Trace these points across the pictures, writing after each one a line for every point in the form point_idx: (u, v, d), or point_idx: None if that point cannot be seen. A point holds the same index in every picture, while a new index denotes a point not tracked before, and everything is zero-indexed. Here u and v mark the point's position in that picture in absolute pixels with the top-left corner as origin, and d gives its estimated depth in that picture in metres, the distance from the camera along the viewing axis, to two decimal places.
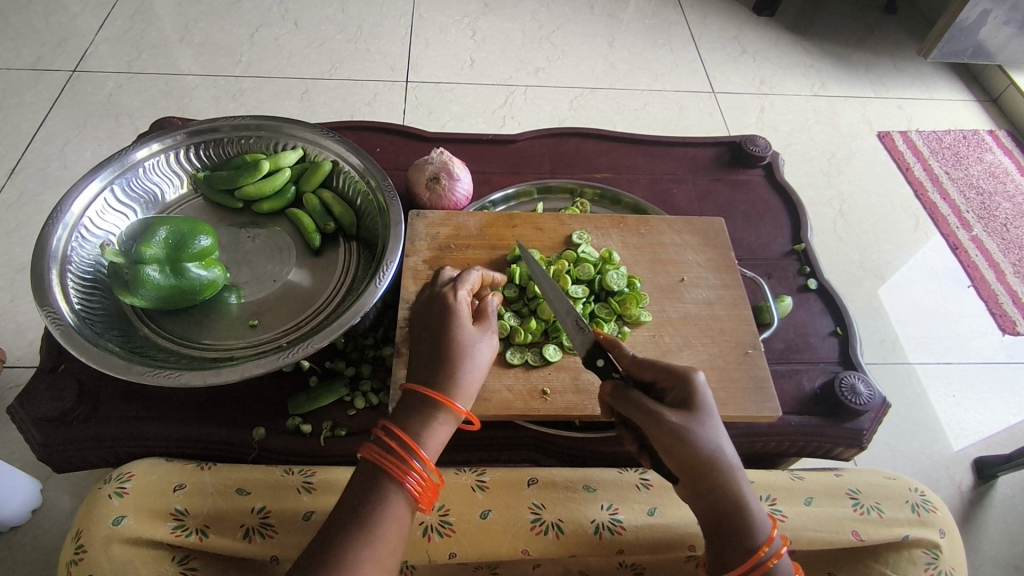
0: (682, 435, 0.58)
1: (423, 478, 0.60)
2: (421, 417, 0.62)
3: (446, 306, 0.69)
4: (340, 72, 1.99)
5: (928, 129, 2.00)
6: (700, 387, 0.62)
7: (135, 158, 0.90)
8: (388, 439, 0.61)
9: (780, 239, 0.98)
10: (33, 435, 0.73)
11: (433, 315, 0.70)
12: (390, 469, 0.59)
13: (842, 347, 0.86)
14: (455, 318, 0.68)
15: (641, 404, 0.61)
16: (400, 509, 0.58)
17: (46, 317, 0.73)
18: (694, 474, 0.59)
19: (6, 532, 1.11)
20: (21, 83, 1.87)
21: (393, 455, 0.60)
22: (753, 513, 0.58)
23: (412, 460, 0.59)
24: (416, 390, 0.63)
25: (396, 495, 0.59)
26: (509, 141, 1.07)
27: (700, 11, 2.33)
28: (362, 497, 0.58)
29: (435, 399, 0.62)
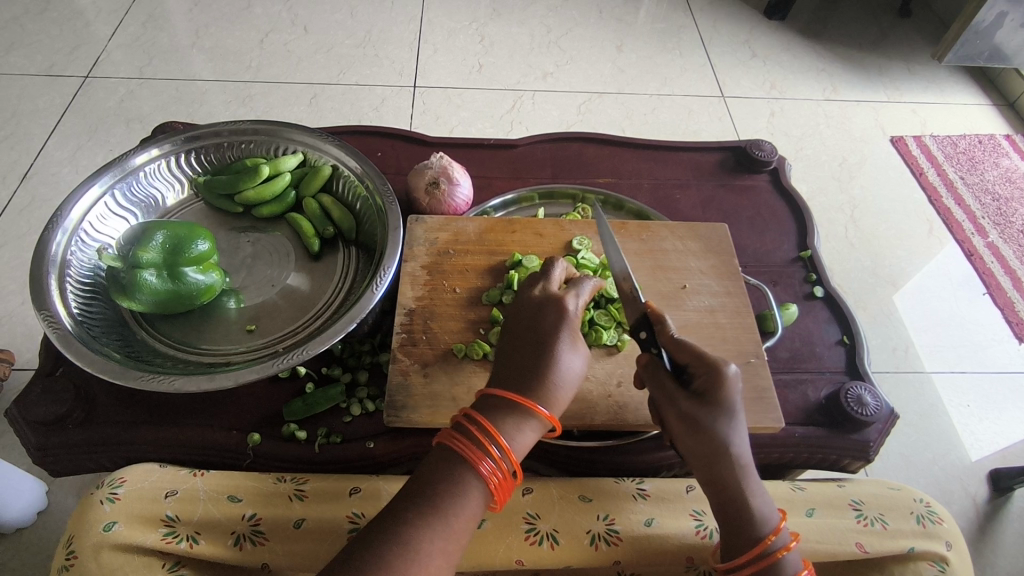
0: (694, 423, 0.61)
1: (500, 469, 0.59)
2: (513, 415, 0.60)
3: (568, 332, 0.66)
4: (348, 77, 2.00)
5: (942, 134, 1.97)
6: (729, 380, 0.61)
7: (135, 163, 0.90)
8: (471, 426, 0.60)
9: (785, 245, 0.96)
10: (30, 439, 0.73)
11: (549, 328, 0.66)
12: (467, 454, 0.58)
13: (849, 356, 0.84)
14: (571, 342, 0.65)
15: (663, 386, 0.63)
16: (475, 496, 0.57)
17: (44, 322, 0.73)
18: (704, 464, 0.61)
19: (11, 533, 1.12)
20: (35, 89, 1.90)
21: (474, 439, 0.59)
22: (759, 507, 0.60)
23: (492, 447, 0.58)
24: (514, 398, 0.61)
25: (470, 481, 0.58)
26: (510, 146, 1.06)
27: (710, 15, 2.32)
28: (433, 481, 0.58)
29: (530, 415, 0.61)
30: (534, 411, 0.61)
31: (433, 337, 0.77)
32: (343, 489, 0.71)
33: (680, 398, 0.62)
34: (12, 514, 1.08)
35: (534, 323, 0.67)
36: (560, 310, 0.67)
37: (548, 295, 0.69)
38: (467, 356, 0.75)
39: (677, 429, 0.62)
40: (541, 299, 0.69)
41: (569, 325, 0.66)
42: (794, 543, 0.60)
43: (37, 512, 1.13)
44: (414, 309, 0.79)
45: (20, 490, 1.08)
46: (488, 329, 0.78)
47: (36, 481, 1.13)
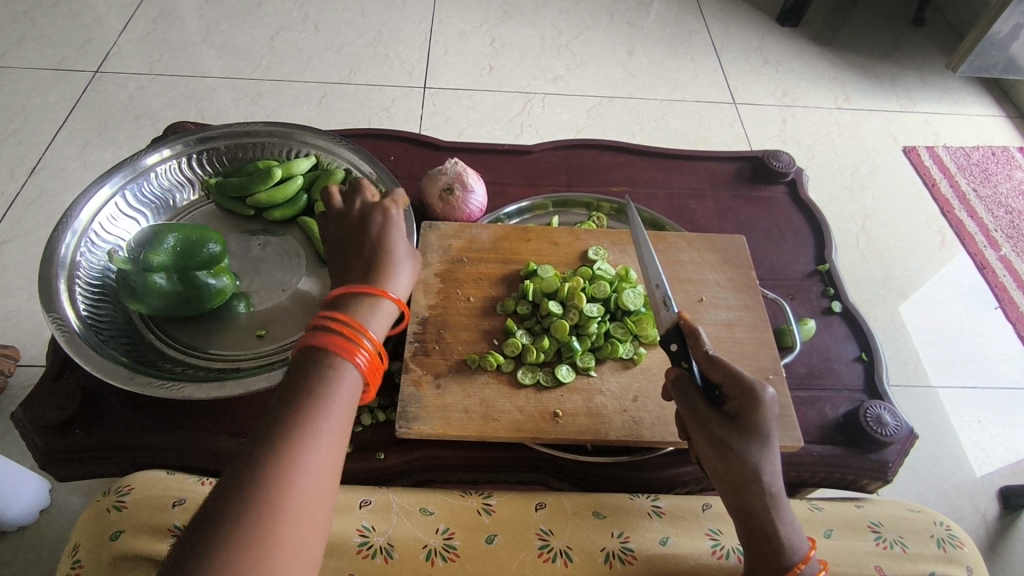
0: (724, 445, 0.60)
1: (373, 355, 0.59)
2: (362, 303, 0.62)
3: (392, 234, 0.69)
4: (358, 77, 1.99)
5: (955, 145, 1.95)
6: (766, 405, 0.60)
7: (146, 164, 0.89)
8: (332, 323, 0.59)
9: (803, 259, 0.95)
10: (35, 444, 0.72)
11: (375, 236, 0.68)
12: (342, 346, 0.57)
13: (868, 374, 0.83)
14: (399, 242, 0.69)
15: (694, 408, 0.62)
16: (353, 384, 0.57)
17: (53, 325, 0.72)
18: (732, 489, 0.60)
19: (12, 532, 1.11)
20: (44, 83, 1.89)
21: (346, 330, 0.58)
22: (786, 533, 0.58)
23: (362, 338, 0.59)
24: (360, 294, 0.62)
25: (346, 371, 0.57)
26: (525, 152, 1.05)
27: (722, 20, 2.31)
28: (309, 378, 0.55)
29: (376, 304, 0.63)
30: (378, 302, 0.63)
31: (446, 347, 0.75)
32: (352, 501, 0.70)
33: (714, 421, 0.61)
34: (14, 512, 1.08)
35: (365, 236, 0.69)
36: (384, 215, 0.70)
37: (368, 207, 0.71)
38: (479, 367, 0.74)
39: (706, 451, 0.61)
40: (361, 212, 0.71)
41: (395, 226, 0.69)
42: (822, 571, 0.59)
43: (39, 508, 1.12)
44: (427, 317, 0.78)
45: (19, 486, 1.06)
46: (503, 340, 0.77)
47: (40, 479, 1.12)
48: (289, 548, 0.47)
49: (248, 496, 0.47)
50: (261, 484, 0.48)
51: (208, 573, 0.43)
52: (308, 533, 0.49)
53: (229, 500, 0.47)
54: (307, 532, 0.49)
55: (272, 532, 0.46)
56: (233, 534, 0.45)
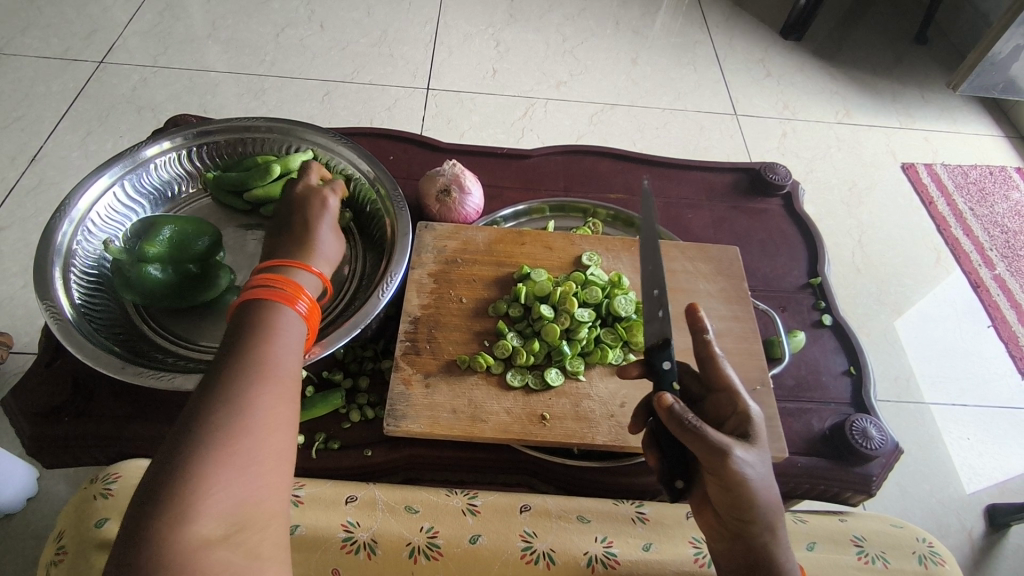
0: (740, 477, 0.56)
1: (312, 305, 0.64)
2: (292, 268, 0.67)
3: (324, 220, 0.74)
4: (362, 76, 2.00)
5: (953, 164, 1.97)
6: (758, 424, 0.61)
7: (146, 155, 0.89)
8: (269, 283, 0.62)
9: (795, 271, 0.96)
10: (23, 430, 0.72)
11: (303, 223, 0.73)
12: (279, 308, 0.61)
13: (855, 388, 0.83)
14: (325, 223, 0.73)
15: (707, 442, 0.56)
16: (297, 326, 0.60)
17: (46, 313, 0.72)
18: (741, 520, 0.58)
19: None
20: (48, 72, 1.90)
21: (286, 284, 0.62)
22: (790, 569, 0.57)
23: (302, 291, 0.63)
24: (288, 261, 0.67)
25: (292, 313, 0.60)
26: (524, 156, 1.05)
27: (726, 32, 2.32)
28: (257, 320, 0.58)
29: (297, 268, 0.67)
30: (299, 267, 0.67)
31: (437, 346, 0.76)
32: (337, 495, 0.70)
33: (734, 448, 0.56)
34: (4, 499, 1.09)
35: (293, 227, 0.72)
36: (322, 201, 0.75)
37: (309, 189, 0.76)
38: (469, 368, 0.74)
39: (715, 477, 0.58)
40: (305, 202, 0.75)
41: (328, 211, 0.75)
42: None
43: (26, 497, 1.13)
44: (419, 317, 0.78)
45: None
46: (494, 341, 0.77)
47: (29, 467, 1.14)
48: (261, 463, 0.49)
49: (216, 419, 0.49)
50: (222, 407, 0.50)
51: (181, 470, 0.45)
52: (275, 450, 0.50)
53: (198, 423, 0.48)
54: (277, 449, 0.51)
55: (242, 446, 0.48)
56: (206, 450, 0.47)
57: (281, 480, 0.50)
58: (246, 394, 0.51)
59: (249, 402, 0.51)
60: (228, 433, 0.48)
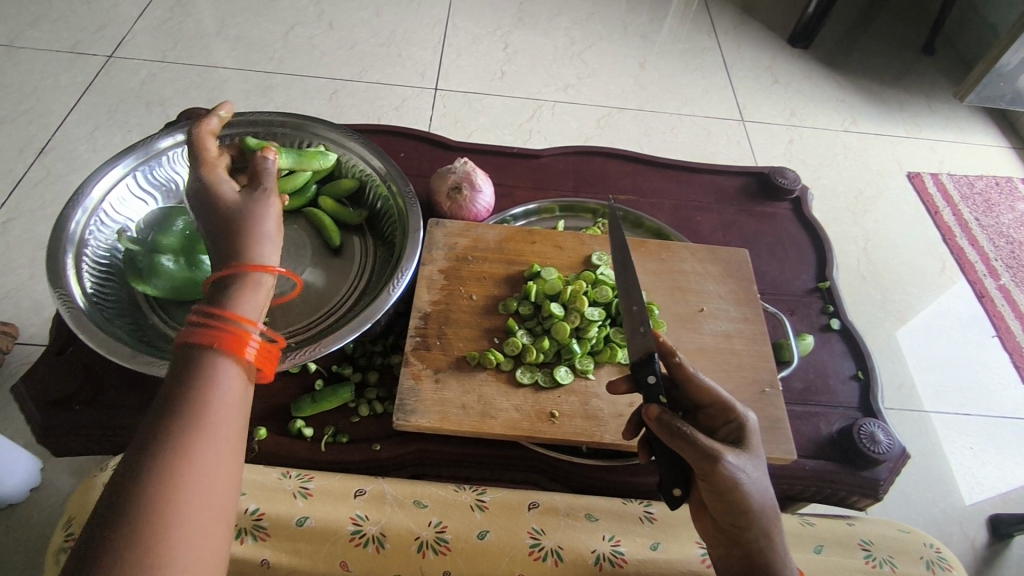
0: (733, 483, 0.58)
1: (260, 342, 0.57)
2: (235, 290, 0.57)
3: (258, 217, 0.63)
4: (370, 76, 2.00)
5: (959, 174, 1.97)
6: (753, 430, 0.63)
7: (160, 146, 0.88)
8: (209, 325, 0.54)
9: (804, 275, 0.96)
10: (35, 417, 0.72)
11: (231, 225, 0.62)
12: (230, 344, 0.54)
13: (863, 392, 0.83)
14: (262, 224, 0.63)
15: (697, 451, 0.58)
16: (238, 375, 0.54)
17: (58, 300, 0.72)
18: (737, 524, 0.59)
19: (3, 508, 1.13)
20: (58, 65, 1.90)
21: (231, 328, 0.55)
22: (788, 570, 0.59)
23: (247, 331, 0.55)
24: (229, 284, 0.58)
25: (236, 362, 0.54)
26: (533, 155, 1.06)
27: (734, 38, 2.33)
28: (191, 378, 0.52)
29: (238, 289, 0.57)
30: (242, 288, 0.58)
31: (447, 342, 0.76)
32: (346, 488, 0.71)
33: (726, 454, 0.58)
34: (7, 488, 1.10)
35: (227, 237, 0.62)
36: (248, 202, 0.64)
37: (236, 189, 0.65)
38: (479, 365, 0.74)
39: (708, 482, 0.59)
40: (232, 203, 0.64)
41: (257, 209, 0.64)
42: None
43: (29, 487, 1.14)
44: (429, 313, 0.79)
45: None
46: (503, 338, 0.77)
47: (33, 457, 1.15)
48: (193, 549, 0.46)
49: (140, 509, 0.45)
50: (146, 492, 0.46)
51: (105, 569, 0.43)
52: (210, 527, 0.48)
53: (121, 513, 0.45)
54: (206, 550, 0.47)
55: (171, 535, 0.45)
56: (130, 547, 0.44)
57: (215, 558, 0.47)
58: (171, 473, 0.47)
59: (177, 486, 0.47)
60: (148, 529, 0.45)
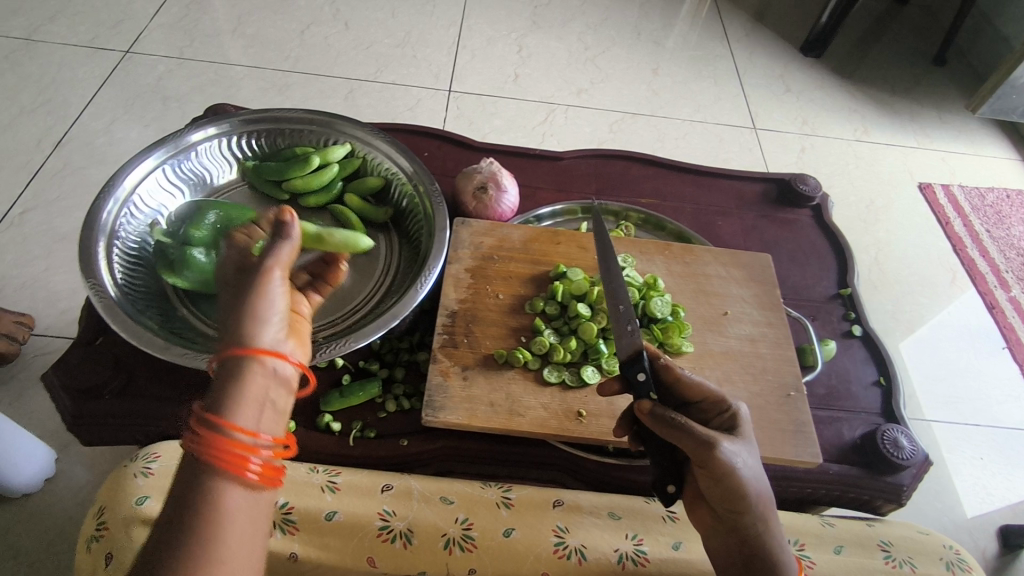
0: (734, 470, 0.59)
1: (263, 456, 0.51)
2: (238, 392, 0.52)
3: (260, 295, 0.57)
4: (385, 76, 2.01)
5: (970, 185, 1.98)
6: (744, 420, 0.64)
7: (190, 140, 0.90)
8: (208, 439, 0.49)
9: (825, 282, 0.96)
10: (65, 405, 0.72)
11: (238, 307, 0.56)
12: (230, 463, 0.48)
13: (885, 398, 0.84)
14: (270, 306, 0.57)
15: (697, 440, 0.59)
16: (243, 496, 0.49)
17: (90, 287, 0.73)
18: (735, 512, 0.61)
19: (17, 498, 1.13)
20: (75, 59, 1.91)
21: (231, 446, 0.49)
22: (783, 556, 0.61)
23: (249, 446, 0.50)
24: (232, 382, 0.52)
25: (238, 483, 0.49)
26: (556, 158, 1.06)
27: (746, 46, 2.34)
28: (194, 501, 0.47)
29: (240, 390, 0.52)
30: (243, 390, 0.52)
31: (475, 340, 0.77)
32: (372, 484, 0.71)
33: (723, 442, 0.59)
34: (21, 479, 1.11)
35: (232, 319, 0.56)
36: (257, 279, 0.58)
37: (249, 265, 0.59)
38: (507, 363, 0.75)
39: (705, 471, 0.60)
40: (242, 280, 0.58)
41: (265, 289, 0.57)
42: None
43: (43, 478, 1.14)
44: (456, 311, 0.79)
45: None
46: (530, 338, 0.78)
47: (47, 448, 1.16)
48: None
49: None
50: None
51: None
52: None
53: None
54: None
55: None
56: None
57: None
58: None
59: None
60: None
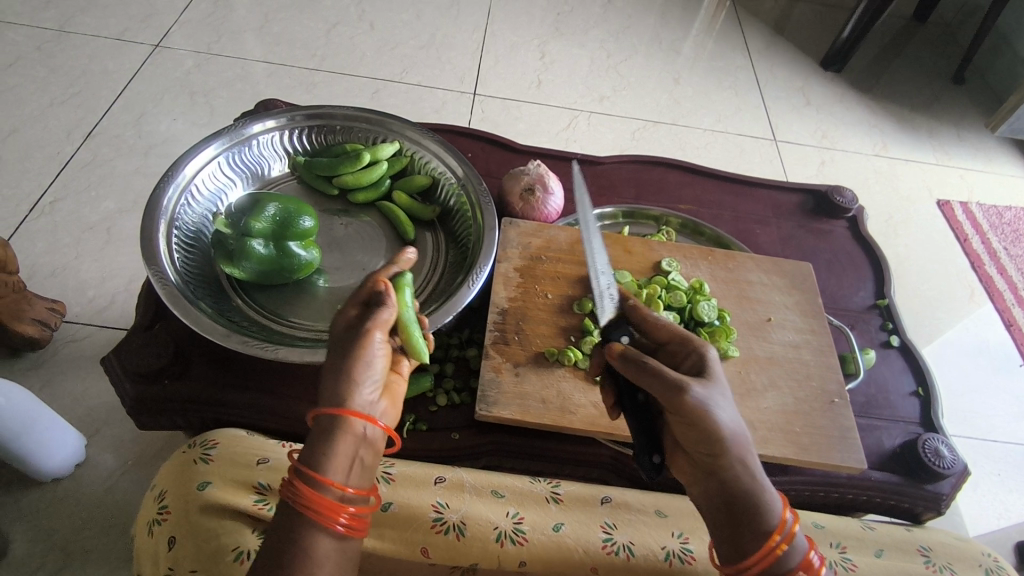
0: (705, 401, 0.58)
1: (351, 511, 0.58)
2: (330, 448, 0.58)
3: (363, 357, 0.62)
4: (411, 77, 2.04)
5: (988, 203, 1.99)
6: (714, 361, 0.64)
7: (250, 131, 0.92)
8: (304, 493, 0.56)
9: (862, 292, 0.98)
10: (126, 388, 0.75)
11: (340, 364, 0.62)
12: (323, 516, 0.56)
13: (924, 408, 0.85)
14: (369, 366, 0.62)
15: (662, 372, 0.59)
16: (328, 547, 0.56)
17: (153, 273, 0.75)
18: (710, 455, 0.59)
19: (46, 483, 1.14)
20: (105, 51, 1.93)
21: (324, 502, 0.56)
22: (766, 498, 0.58)
23: (339, 503, 0.57)
24: (326, 438, 0.58)
25: (326, 534, 0.56)
26: (596, 162, 1.08)
27: (767, 59, 2.36)
28: (285, 553, 0.54)
29: (333, 446, 0.58)
30: (337, 445, 0.58)
31: (525, 338, 0.78)
32: (426, 476, 0.72)
33: (691, 383, 0.58)
34: (51, 464, 1.12)
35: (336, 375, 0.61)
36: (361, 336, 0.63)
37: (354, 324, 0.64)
38: (557, 361, 0.76)
39: (677, 414, 0.59)
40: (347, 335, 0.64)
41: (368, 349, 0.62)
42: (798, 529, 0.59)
43: (72, 464, 1.16)
44: (507, 309, 0.81)
45: (8, 420, 1.01)
46: (579, 338, 0.79)
47: (78, 434, 1.17)
48: None
49: None
50: None
51: None
52: None
53: None
54: None
55: None
56: None
57: None
58: None
59: None
60: None
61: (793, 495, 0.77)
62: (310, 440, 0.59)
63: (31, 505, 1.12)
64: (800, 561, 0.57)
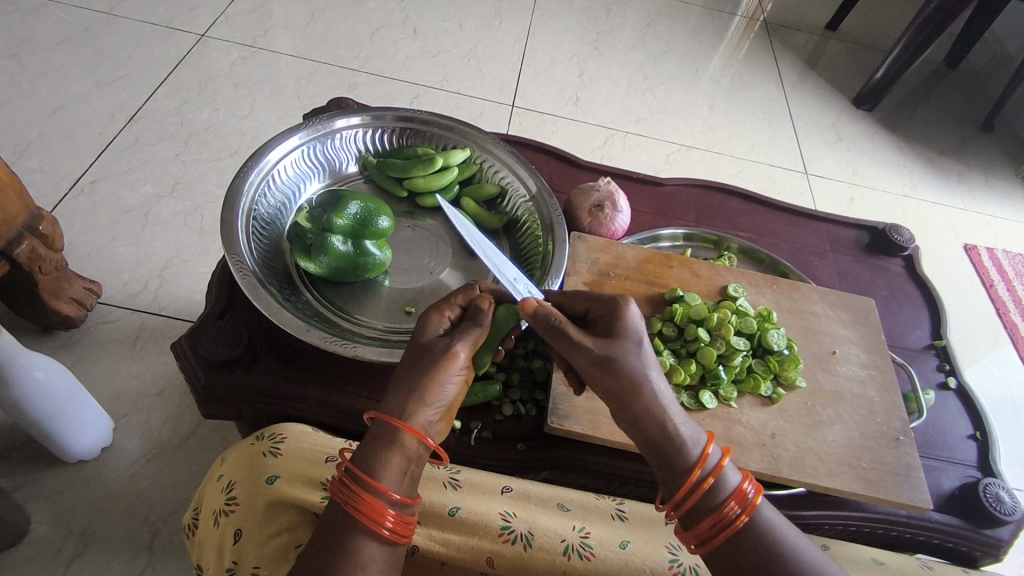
0: (603, 355, 0.61)
1: (398, 519, 0.57)
2: (384, 453, 0.57)
3: (440, 377, 0.60)
4: (451, 85, 2.05)
5: (1014, 251, 2.01)
6: (630, 314, 0.64)
7: (335, 126, 0.93)
8: (355, 494, 0.56)
9: (919, 331, 0.98)
10: (197, 374, 0.75)
11: (415, 373, 0.60)
12: (369, 519, 0.56)
13: (982, 452, 0.85)
14: (441, 381, 0.61)
15: (564, 334, 0.62)
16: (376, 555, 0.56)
17: (233, 258, 0.75)
18: (621, 406, 0.61)
19: (72, 464, 1.12)
20: (151, 37, 1.94)
21: (372, 506, 0.56)
22: (682, 438, 0.60)
23: (386, 508, 0.56)
24: (381, 442, 0.58)
25: (371, 540, 0.56)
26: (658, 184, 1.09)
27: (801, 92, 2.38)
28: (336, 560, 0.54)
29: (385, 451, 0.57)
30: (391, 453, 0.58)
31: None
32: (492, 485, 0.72)
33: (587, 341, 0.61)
34: (79, 448, 1.10)
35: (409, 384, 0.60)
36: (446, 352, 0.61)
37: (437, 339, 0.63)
38: None
39: (584, 369, 0.63)
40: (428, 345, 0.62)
41: (448, 368, 0.61)
42: (724, 459, 0.60)
43: (98, 448, 1.14)
44: None
45: (47, 398, 1.00)
46: None
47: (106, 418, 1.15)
48: None
49: None
50: None
51: None
52: None
53: None
54: None
55: None
56: None
57: None
58: None
59: None
60: None
61: (853, 530, 0.77)
62: (366, 441, 0.59)
63: (53, 486, 1.10)
64: (727, 493, 0.58)
